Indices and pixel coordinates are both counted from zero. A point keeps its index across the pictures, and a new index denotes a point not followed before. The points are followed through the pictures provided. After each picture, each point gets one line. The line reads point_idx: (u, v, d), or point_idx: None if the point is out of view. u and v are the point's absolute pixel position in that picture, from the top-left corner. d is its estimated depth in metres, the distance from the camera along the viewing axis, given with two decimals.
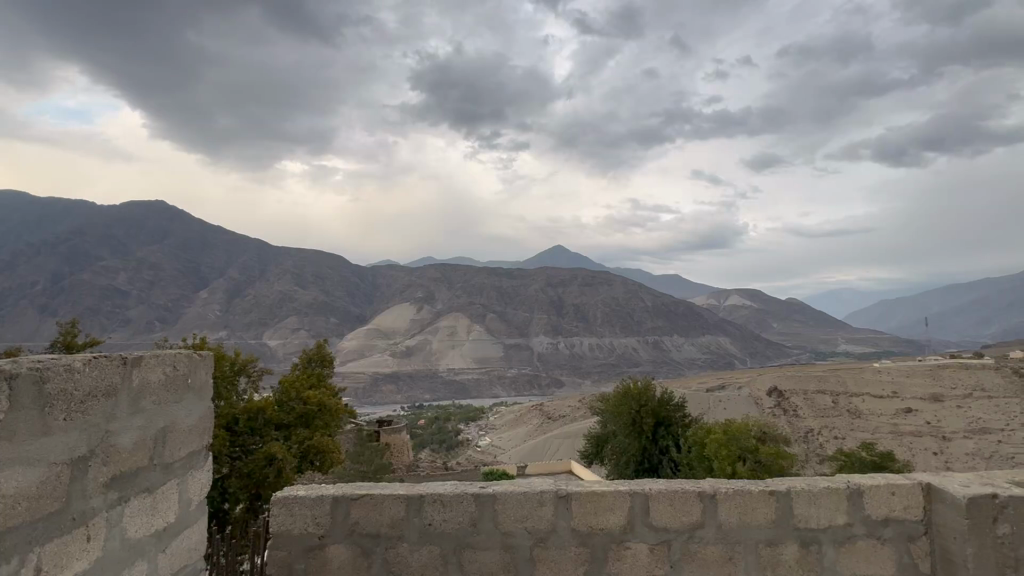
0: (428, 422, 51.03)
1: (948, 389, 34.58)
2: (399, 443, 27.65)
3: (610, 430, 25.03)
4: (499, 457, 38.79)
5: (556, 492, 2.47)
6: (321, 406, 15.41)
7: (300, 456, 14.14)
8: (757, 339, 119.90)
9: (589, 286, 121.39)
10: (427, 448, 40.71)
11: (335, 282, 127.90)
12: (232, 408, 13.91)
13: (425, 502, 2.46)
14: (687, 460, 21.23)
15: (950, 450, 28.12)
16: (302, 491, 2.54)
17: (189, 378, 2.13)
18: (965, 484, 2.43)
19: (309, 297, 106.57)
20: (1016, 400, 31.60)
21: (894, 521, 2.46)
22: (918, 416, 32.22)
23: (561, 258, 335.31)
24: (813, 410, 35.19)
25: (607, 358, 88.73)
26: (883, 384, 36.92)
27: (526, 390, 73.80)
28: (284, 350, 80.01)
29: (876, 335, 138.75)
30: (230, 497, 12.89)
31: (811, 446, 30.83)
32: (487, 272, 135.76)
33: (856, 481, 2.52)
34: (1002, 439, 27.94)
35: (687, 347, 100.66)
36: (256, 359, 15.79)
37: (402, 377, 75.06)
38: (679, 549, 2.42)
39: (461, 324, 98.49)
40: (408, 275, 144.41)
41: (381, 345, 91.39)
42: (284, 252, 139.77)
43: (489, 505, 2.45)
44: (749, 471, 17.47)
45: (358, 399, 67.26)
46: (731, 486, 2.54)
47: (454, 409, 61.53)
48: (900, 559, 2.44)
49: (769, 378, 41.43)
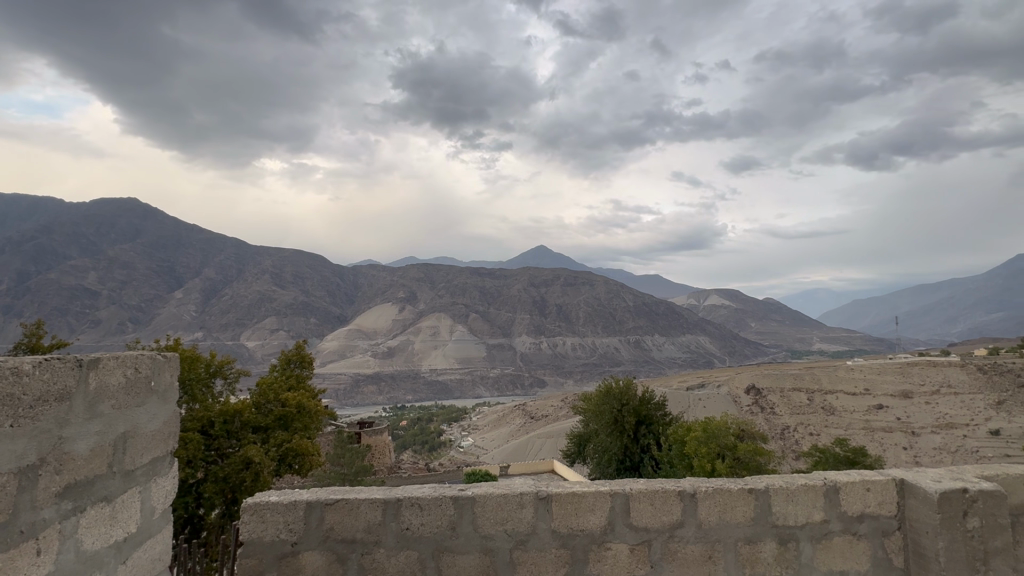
0: (410, 423, 50.73)
1: (917, 386, 35.66)
2: (380, 444, 27.50)
3: (591, 429, 25.28)
4: (483, 457, 38.70)
5: (536, 493, 2.45)
6: (300, 408, 15.11)
7: (278, 459, 13.91)
8: (736, 339, 122.02)
9: (571, 286, 122.37)
10: (410, 449, 40.62)
11: (315, 282, 125.88)
12: (208, 411, 13.50)
13: (402, 507, 2.39)
14: (668, 459, 21.48)
15: (919, 445, 29.07)
16: (273, 497, 2.46)
17: (153, 380, 2.03)
18: (937, 480, 2.47)
19: (289, 297, 104.87)
20: (979, 396, 32.84)
21: (869, 516, 2.49)
22: (889, 412, 33.23)
23: (542, 258, 335.13)
24: (789, 407, 36.00)
25: (589, 357, 89.38)
26: (855, 381, 37.90)
27: (508, 390, 73.90)
28: (263, 351, 78.60)
29: (851, 334, 142.13)
30: (205, 503, 12.58)
31: (787, 443, 31.50)
32: (470, 272, 135.30)
33: (832, 478, 2.55)
34: (967, 433, 29.06)
35: (667, 347, 102.01)
36: (233, 360, 15.35)
37: (384, 378, 74.19)
38: (660, 547, 2.41)
39: (443, 324, 97.94)
40: (390, 274, 143.17)
41: (362, 346, 90.33)
42: (263, 251, 137.28)
43: (468, 509, 2.41)
44: (728, 469, 17.77)
45: (338, 400, 66.45)
46: (708, 484, 2.53)
47: (437, 410, 61.31)
48: (874, 555, 2.47)
49: (747, 377, 42.12)
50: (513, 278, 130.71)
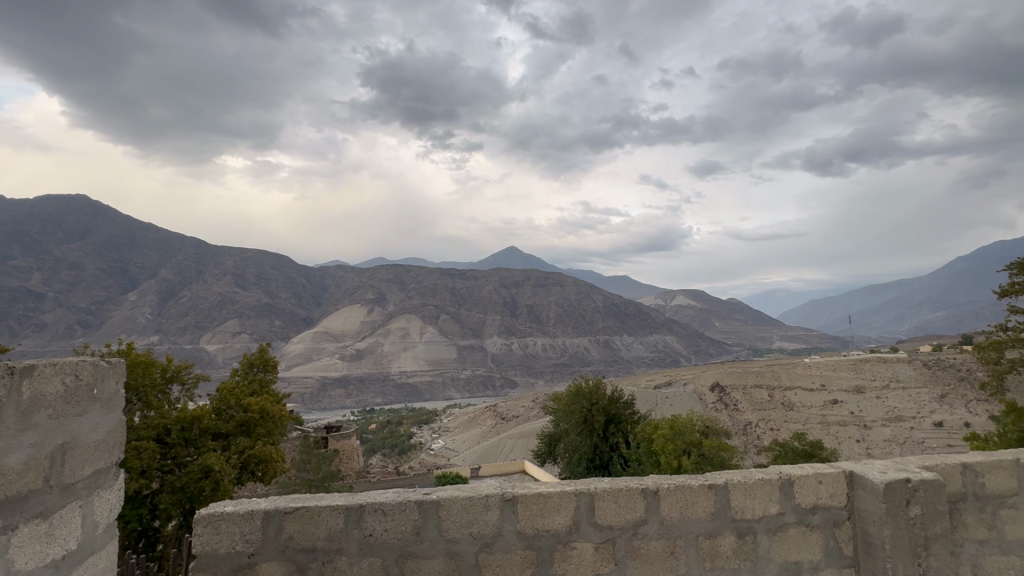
0: (379, 427, 49.81)
1: (869, 381, 37.49)
2: (348, 449, 26.94)
3: (562, 428, 25.56)
4: (453, 459, 38.48)
5: (501, 495, 2.43)
6: (263, 412, 14.54)
7: (240, 467, 13.49)
8: (701, 338, 125.35)
9: (542, 287, 123.59)
10: (379, 453, 40.09)
11: (280, 283, 122.22)
12: (163, 418, 12.87)
13: (365, 511, 2.34)
14: (636, 457, 21.85)
15: (871, 438, 30.66)
16: (231, 506, 2.37)
17: (94, 389, 1.91)
18: (881, 471, 2.60)
19: (252, 299, 101.39)
20: (925, 390, 34.75)
21: (822, 508, 2.59)
22: (843, 407, 34.83)
23: (511, 260, 335.60)
24: (751, 403, 37.35)
25: (560, 357, 90.32)
26: (812, 377, 39.49)
27: (479, 391, 73.71)
28: (225, 355, 75.54)
29: (808, 333, 148.09)
30: (161, 514, 12.11)
31: (749, 438, 32.65)
32: (440, 273, 134.24)
33: (785, 471, 2.65)
34: (914, 425, 30.80)
35: (636, 346, 103.96)
36: (191, 364, 14.70)
37: (352, 380, 72.60)
38: (623, 545, 2.44)
39: (413, 325, 96.80)
40: (358, 275, 140.51)
41: (330, 348, 88.29)
42: (224, 251, 132.46)
43: (432, 512, 2.37)
44: (693, 464, 18.29)
45: (304, 404, 64.55)
46: (670, 480, 2.60)
47: (406, 413, 60.43)
48: (826, 545, 2.58)
49: (711, 375, 43.33)
50: (484, 279, 130.57)
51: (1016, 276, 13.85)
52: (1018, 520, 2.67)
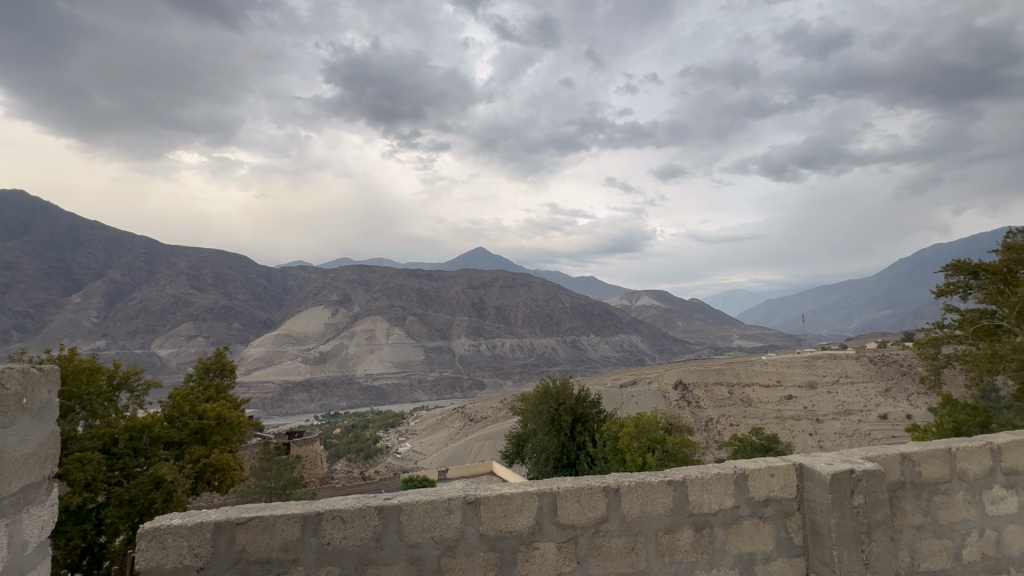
0: (344, 431, 48.64)
1: (821, 377, 39.31)
2: (311, 455, 26.20)
3: (530, 429, 25.72)
4: (421, 462, 38.04)
5: (463, 497, 2.40)
6: (219, 419, 13.98)
7: (194, 477, 12.87)
8: (665, 338, 128.62)
9: (509, 288, 124.24)
10: (344, 459, 39.25)
11: (238, 284, 117.66)
12: (111, 428, 12.16)
13: (322, 519, 2.27)
14: (603, 455, 22.13)
15: (822, 431, 32.21)
16: (176, 519, 2.25)
17: (25, 399, 1.79)
18: (829, 462, 2.71)
19: (209, 300, 97.44)
20: (871, 384, 36.78)
21: (774, 500, 2.70)
22: (797, 402, 36.46)
23: (478, 262, 334.23)
24: (712, 400, 38.57)
25: (528, 358, 90.80)
26: (768, 374, 41.13)
27: (447, 393, 73.21)
28: (179, 360, 72.07)
29: (765, 331, 153.83)
30: (107, 529, 11.45)
31: (710, 434, 33.72)
32: (407, 274, 132.56)
33: (740, 465, 2.75)
34: (862, 418, 32.56)
35: (602, 346, 105.52)
36: (141, 370, 13.94)
37: (315, 384, 70.61)
38: (585, 542, 2.47)
39: (379, 327, 95.05)
40: (322, 276, 136.86)
41: (292, 351, 85.65)
42: (178, 251, 126.74)
43: (392, 518, 2.32)
44: (657, 461, 18.72)
45: (265, 409, 62.49)
46: (632, 477, 2.63)
47: (372, 416, 59.26)
48: (778, 535, 2.68)
49: (674, 373, 44.42)
50: (452, 280, 129.97)
51: (950, 276, 14.74)
52: (949, 505, 2.85)
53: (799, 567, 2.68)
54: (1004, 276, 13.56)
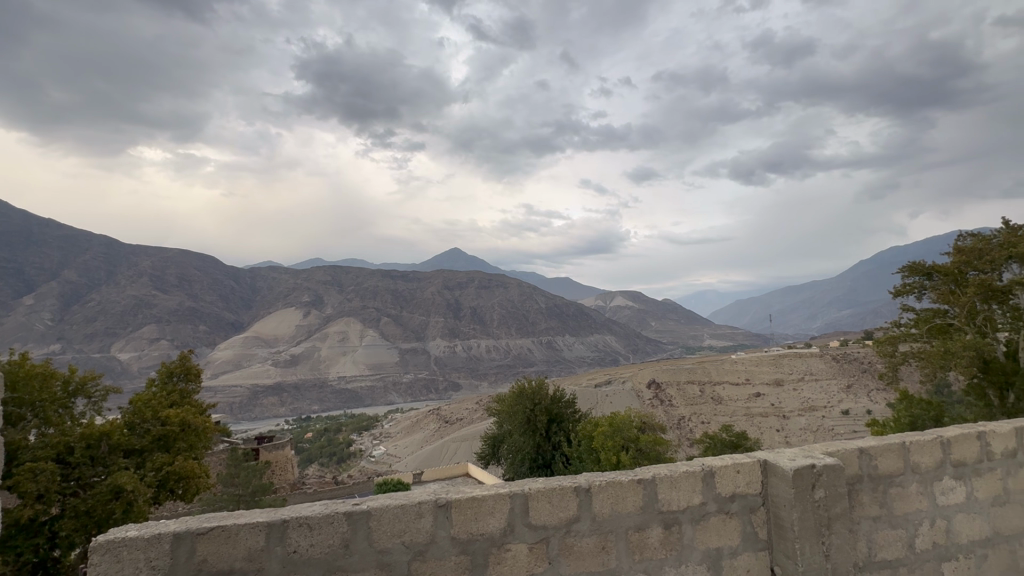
0: (316, 435, 47.58)
1: (787, 374, 40.62)
2: (281, 459, 25.54)
3: (505, 430, 25.76)
4: (395, 465, 37.56)
5: (434, 501, 2.38)
6: (183, 426, 13.48)
7: (156, 485, 12.37)
8: (638, 337, 130.52)
9: (485, 288, 124.23)
10: (316, 463, 38.37)
11: (204, 285, 113.71)
12: (66, 436, 11.57)
13: (289, 527, 2.22)
14: (578, 454, 22.29)
15: (788, 427, 33.26)
16: (135, 530, 2.16)
17: None
18: (792, 458, 2.78)
19: (173, 302, 93.96)
20: (834, 381, 38.22)
21: (739, 496, 2.77)
22: (765, 399, 37.56)
23: (453, 263, 332.37)
24: (684, 399, 39.37)
25: (503, 359, 90.95)
26: (738, 372, 42.26)
27: (422, 395, 72.56)
28: (141, 363, 69.14)
29: (735, 331, 157.79)
30: (62, 542, 10.87)
31: (683, 432, 34.41)
32: (381, 275, 130.69)
33: (709, 463, 2.80)
34: (825, 414, 33.77)
35: (577, 346, 106.32)
36: (99, 375, 13.33)
37: (286, 388, 68.85)
38: (557, 543, 2.48)
39: (352, 329, 93.41)
40: (292, 276, 133.62)
41: (261, 354, 83.41)
42: (140, 252, 121.98)
43: (361, 522, 2.28)
44: (631, 459, 18.95)
45: (233, 414, 60.58)
46: (602, 477, 2.66)
47: (345, 419, 58.17)
48: (744, 530, 2.75)
49: (647, 373, 45.19)
50: (427, 281, 129.10)
51: (907, 277, 15.46)
52: (905, 497, 2.98)
53: (763, 562, 2.76)
54: (956, 278, 14.23)
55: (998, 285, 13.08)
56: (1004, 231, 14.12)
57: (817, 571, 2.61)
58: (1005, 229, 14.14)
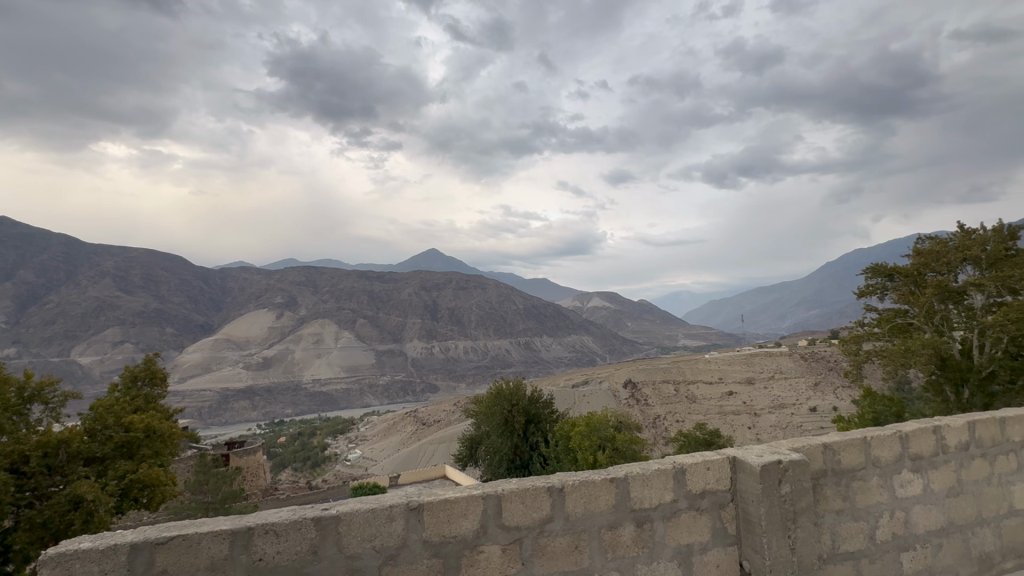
0: (289, 439, 46.47)
1: (758, 373, 41.70)
2: (253, 465, 24.89)
3: (483, 431, 25.71)
4: (371, 469, 37.01)
5: (406, 504, 2.34)
6: (149, 432, 13.01)
7: (119, 495, 11.87)
8: (615, 338, 131.86)
9: (463, 289, 123.87)
10: (289, 468, 37.54)
11: (171, 286, 109.91)
12: (20, 444, 10.98)
13: (254, 534, 2.15)
14: (555, 454, 22.38)
15: (760, 424, 34.14)
16: (88, 542, 2.07)
17: None
18: (759, 455, 2.85)
19: (138, 304, 90.72)
20: (802, 379, 39.43)
21: (709, 492, 2.81)
22: (737, 397, 38.48)
23: (430, 264, 330.43)
24: (659, 398, 40.06)
25: (481, 360, 90.86)
26: (712, 371, 43.18)
27: (399, 397, 71.80)
28: (103, 368, 66.33)
29: (708, 330, 160.85)
30: (14, 557, 10.29)
31: (658, 430, 34.99)
32: (356, 276, 128.76)
33: (679, 460, 2.85)
34: (795, 411, 34.76)
35: (555, 347, 106.79)
36: (58, 380, 12.73)
37: (258, 391, 67.01)
38: (529, 545, 2.48)
39: (327, 331, 91.80)
40: (265, 277, 130.52)
41: (232, 357, 81.19)
42: (103, 252, 117.47)
43: (331, 529, 2.22)
44: (607, 458, 19.13)
45: (202, 419, 58.72)
46: (575, 476, 2.67)
47: (320, 422, 57.07)
48: (713, 526, 2.80)
49: (624, 373, 45.80)
50: (404, 282, 127.94)
51: (870, 278, 16.04)
52: (864, 490, 3.09)
53: (733, 555, 2.82)
54: (915, 279, 14.86)
55: (954, 286, 13.73)
56: (959, 234, 14.81)
57: (784, 566, 2.68)
58: (960, 232, 14.82)
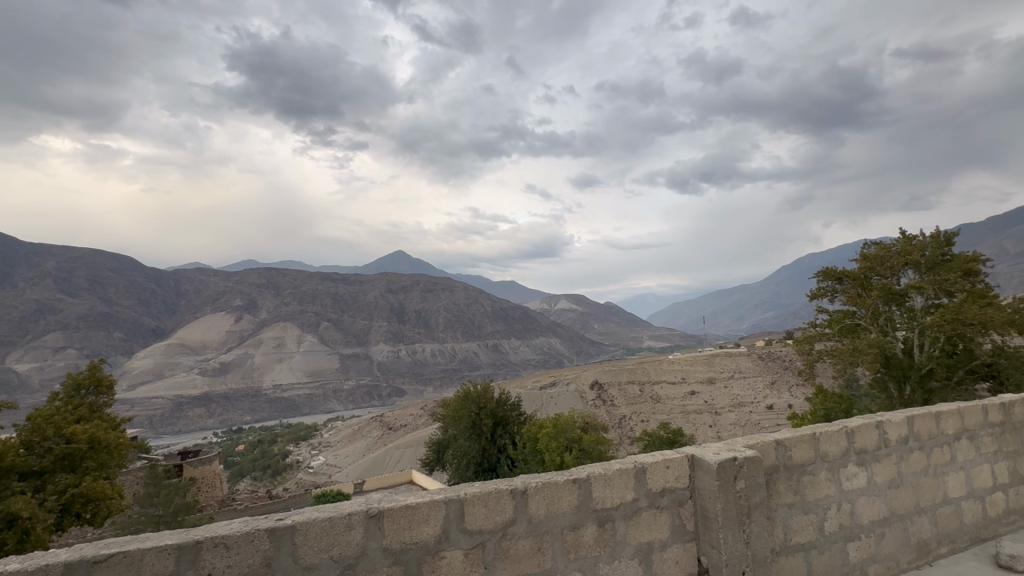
0: (248, 448, 44.75)
1: (719, 372, 43.06)
2: (209, 476, 23.86)
3: (450, 434, 25.51)
4: (335, 476, 36.06)
5: (365, 511, 2.28)
6: (92, 443, 12.25)
7: (58, 511, 11.15)
8: (582, 340, 133.43)
9: (430, 292, 122.78)
10: (248, 478, 36.11)
11: (120, 288, 104.29)
12: None
13: (203, 547, 2.05)
14: (522, 457, 22.40)
15: (720, 422, 35.25)
16: (18, 561, 1.92)
17: None
18: (717, 453, 2.93)
19: (82, 307, 85.58)
20: (760, 378, 40.97)
21: (668, 491, 2.88)
22: (699, 397, 39.62)
23: (396, 266, 325.87)
24: (625, 399, 40.85)
25: (449, 363, 90.26)
26: (675, 372, 44.33)
27: (364, 402, 70.30)
28: (42, 375, 62.11)
29: (672, 332, 164.78)
30: None
31: (623, 430, 35.64)
32: (320, 279, 125.56)
33: (640, 459, 2.89)
34: (753, 409, 36.05)
35: (523, 349, 107.10)
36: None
37: (215, 398, 64.29)
38: (493, 548, 2.47)
39: (289, 334, 89.09)
40: (222, 279, 125.62)
41: (186, 363, 77.55)
42: (43, 252, 110.25)
43: (286, 539, 2.14)
44: (574, 459, 19.31)
45: (153, 429, 55.79)
46: (538, 478, 2.68)
47: (281, 429, 55.21)
48: (672, 522, 2.87)
49: (591, 374, 46.45)
50: (369, 284, 125.72)
51: (821, 282, 16.82)
52: (813, 484, 3.23)
53: (692, 552, 2.88)
54: (862, 282, 15.71)
55: (897, 289, 14.62)
56: (901, 240, 15.78)
57: (739, 560, 2.76)
58: (902, 238, 15.79)
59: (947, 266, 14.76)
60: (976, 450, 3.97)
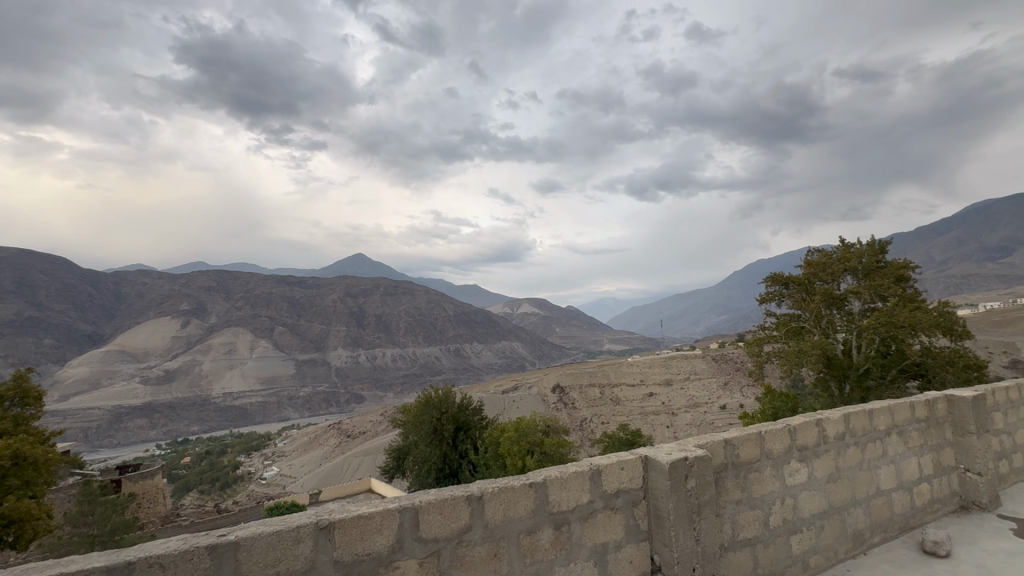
0: (194, 460, 42.39)
1: (676, 374, 44.33)
2: (150, 491, 22.39)
3: (410, 441, 25.09)
4: (289, 487, 34.63)
5: (315, 523, 2.19)
6: (16, 459, 11.28)
7: None
8: (544, 344, 134.27)
9: (390, 295, 120.62)
10: (194, 492, 34.17)
11: (51, 291, 96.94)
12: None
13: (137, 568, 1.91)
14: (484, 461, 22.25)
15: (676, 423, 36.26)
16: None
17: None
18: (668, 453, 3.02)
19: (7, 312, 79.00)
20: (714, 379, 42.47)
21: (622, 492, 2.93)
22: (657, 398, 40.66)
23: (355, 270, 318.02)
24: (586, 401, 41.44)
25: (410, 368, 88.68)
26: (634, 374, 45.35)
27: (322, 409, 68.13)
28: None
29: (631, 335, 168.40)
30: None
31: (584, 433, 36.12)
32: (275, 283, 120.94)
33: (595, 461, 2.94)
34: (707, 409, 37.27)
35: (485, 353, 106.67)
36: None
37: (159, 408, 60.63)
38: (448, 556, 2.44)
39: (241, 340, 85.38)
40: (167, 283, 118.96)
41: (126, 371, 72.81)
42: None
43: (229, 555, 2.04)
44: (535, 461, 19.32)
45: (88, 442, 52.01)
46: (495, 483, 2.66)
47: (232, 440, 52.66)
48: (627, 524, 2.91)
49: (553, 377, 46.87)
50: (327, 289, 122.43)
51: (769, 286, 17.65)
52: (759, 480, 3.37)
53: (645, 551, 2.94)
54: (806, 287, 16.55)
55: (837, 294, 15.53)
56: (840, 248, 16.80)
57: (689, 558, 2.83)
58: (841, 245, 16.82)
59: (881, 272, 15.81)
60: (905, 444, 4.26)
